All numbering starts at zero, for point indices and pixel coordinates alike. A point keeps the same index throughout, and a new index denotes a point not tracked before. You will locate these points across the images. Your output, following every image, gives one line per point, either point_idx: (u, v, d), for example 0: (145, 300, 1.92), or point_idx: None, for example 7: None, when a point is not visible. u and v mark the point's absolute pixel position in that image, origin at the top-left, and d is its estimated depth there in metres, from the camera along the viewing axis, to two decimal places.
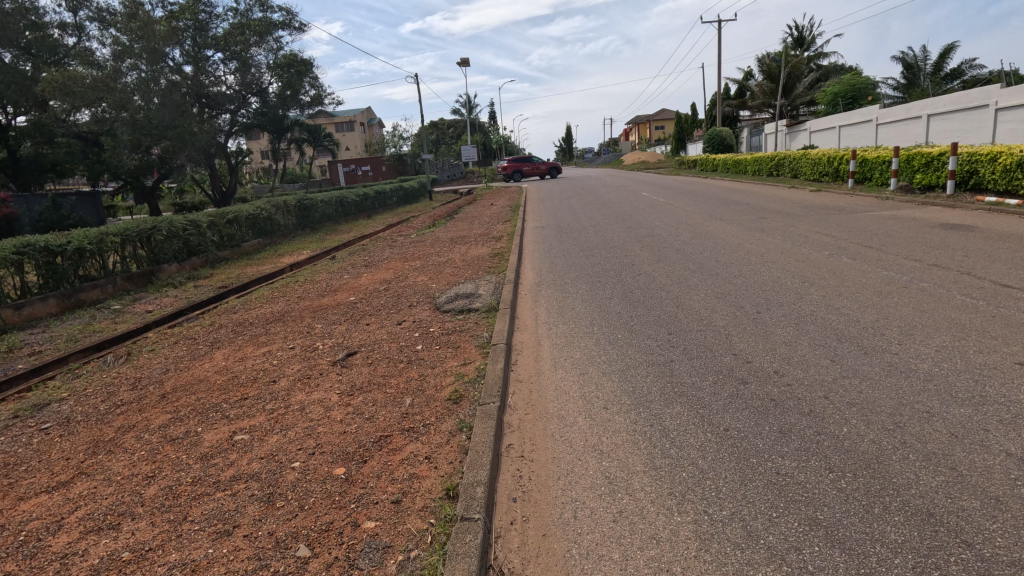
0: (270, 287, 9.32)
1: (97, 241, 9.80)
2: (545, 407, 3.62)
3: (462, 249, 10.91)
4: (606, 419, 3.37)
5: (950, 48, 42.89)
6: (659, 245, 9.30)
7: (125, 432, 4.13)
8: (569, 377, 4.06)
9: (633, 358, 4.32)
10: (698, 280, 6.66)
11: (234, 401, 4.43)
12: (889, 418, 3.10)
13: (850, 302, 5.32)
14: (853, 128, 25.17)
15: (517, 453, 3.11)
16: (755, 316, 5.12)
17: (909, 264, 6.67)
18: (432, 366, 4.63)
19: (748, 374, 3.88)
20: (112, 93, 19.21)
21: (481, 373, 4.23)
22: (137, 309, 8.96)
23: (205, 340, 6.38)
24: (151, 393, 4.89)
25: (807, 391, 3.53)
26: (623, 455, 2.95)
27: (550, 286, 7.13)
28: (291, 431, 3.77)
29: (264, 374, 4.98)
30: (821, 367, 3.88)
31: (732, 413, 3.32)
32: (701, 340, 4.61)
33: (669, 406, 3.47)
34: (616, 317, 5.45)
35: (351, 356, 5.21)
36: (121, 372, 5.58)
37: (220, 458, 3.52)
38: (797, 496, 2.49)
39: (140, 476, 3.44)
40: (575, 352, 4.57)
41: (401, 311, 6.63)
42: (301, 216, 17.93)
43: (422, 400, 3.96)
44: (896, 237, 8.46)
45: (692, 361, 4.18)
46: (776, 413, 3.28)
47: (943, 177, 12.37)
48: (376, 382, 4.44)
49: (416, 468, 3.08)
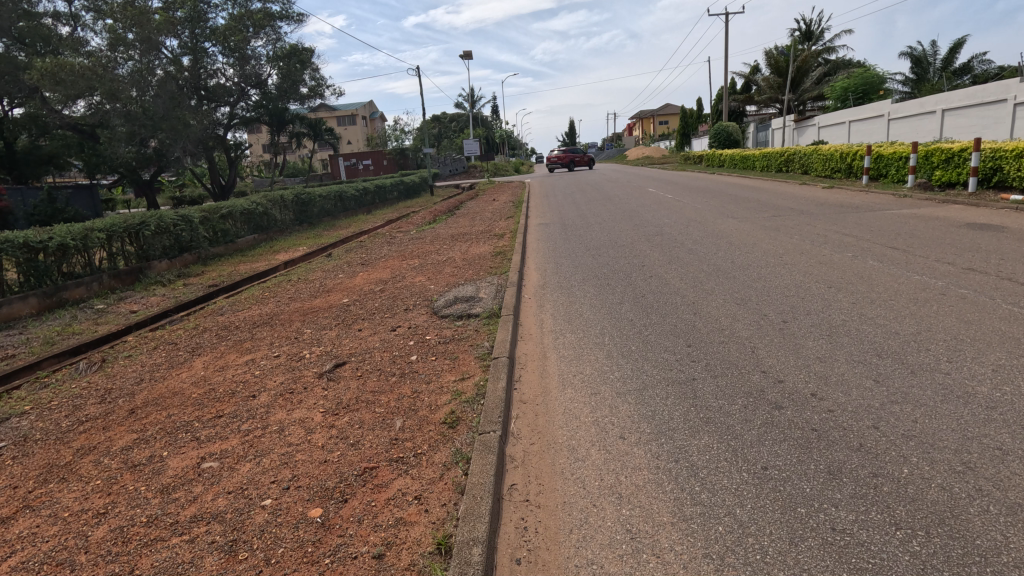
0: (261, 287, 8.88)
1: (81, 238, 9.35)
2: (553, 436, 3.17)
3: (462, 247, 10.45)
4: (625, 451, 2.93)
5: (960, 42, 42.32)
6: (669, 244, 8.84)
7: (83, 455, 3.70)
8: (579, 399, 3.61)
9: (651, 376, 3.87)
10: (716, 284, 6.20)
11: (207, 420, 4.00)
12: (955, 457, 2.65)
13: (885, 311, 4.86)
14: (864, 123, 24.61)
15: (522, 497, 2.67)
16: (781, 327, 4.67)
17: (942, 267, 6.21)
18: (427, 380, 4.20)
19: (781, 397, 3.42)
20: (103, 82, 18.64)
21: (480, 392, 3.78)
22: (121, 309, 8.54)
23: (187, 346, 5.96)
24: (120, 408, 4.47)
25: (852, 419, 3.09)
26: (647, 502, 2.51)
27: (555, 289, 6.68)
28: (266, 458, 3.35)
29: (243, 388, 4.55)
30: (864, 389, 3.43)
31: (770, 446, 2.88)
32: (723, 355, 4.14)
33: (695, 436, 3.02)
34: (628, 325, 5.01)
35: (339, 366, 4.78)
36: (91, 383, 5.14)
37: (182, 492, 3.09)
38: (862, 563, 2.07)
39: (91, 512, 3.01)
40: (585, 367, 4.13)
41: (395, 314, 6.19)
42: (299, 211, 17.49)
43: (414, 423, 3.53)
44: (922, 237, 8.00)
45: (717, 379, 3.73)
46: (818, 446, 2.85)
47: (965, 174, 11.85)
48: (365, 400, 4.00)
49: (403, 512, 2.65)
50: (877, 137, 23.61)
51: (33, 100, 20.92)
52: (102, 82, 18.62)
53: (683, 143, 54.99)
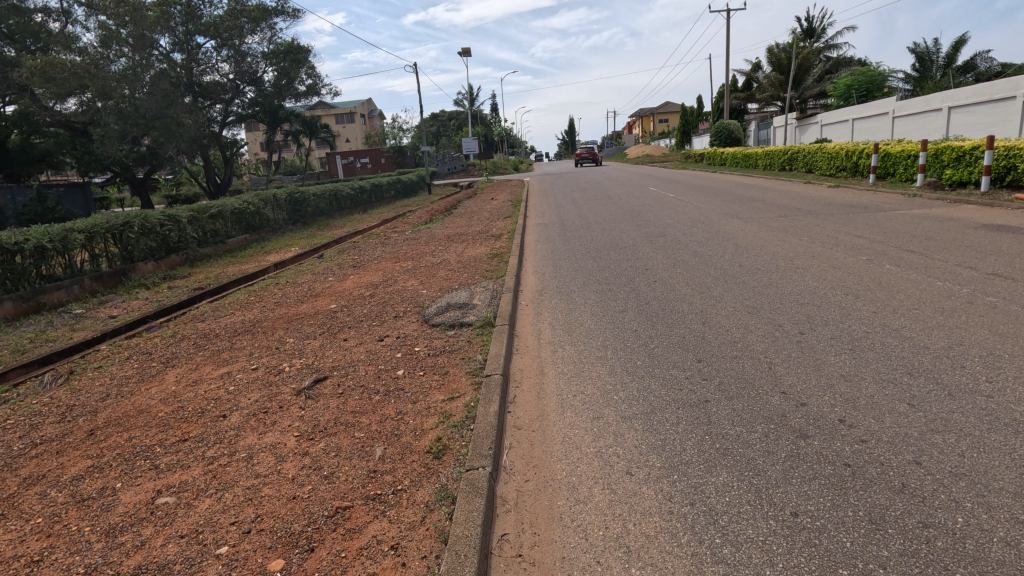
0: (247, 291, 8.51)
1: (60, 239, 8.95)
2: (551, 471, 2.81)
3: (458, 249, 10.06)
4: (633, 493, 2.57)
5: (962, 40, 42.02)
6: (672, 246, 8.49)
7: (29, 485, 3.34)
8: (581, 424, 3.25)
9: (659, 397, 3.49)
10: (723, 290, 5.86)
11: (170, 444, 3.62)
12: (1015, 502, 2.30)
13: (911, 322, 4.50)
14: (867, 121, 24.25)
15: (514, 552, 2.32)
16: (798, 340, 4.29)
17: (964, 272, 5.85)
18: (411, 401, 3.82)
19: (807, 424, 3.05)
20: (95, 80, 18.16)
21: (470, 415, 3.42)
22: (100, 314, 8.15)
23: (161, 357, 5.59)
24: (78, 429, 4.08)
25: (889, 452, 2.72)
26: (660, 560, 2.15)
27: (554, 295, 6.33)
28: (228, 493, 2.98)
29: (214, 406, 4.17)
30: (898, 416, 3.06)
31: (799, 487, 2.51)
32: (739, 373, 3.78)
33: (711, 473, 2.67)
34: (632, 337, 4.64)
35: (320, 382, 4.40)
36: (54, 398, 4.76)
37: (129, 535, 2.73)
38: None
39: (23, 559, 2.64)
40: (586, 387, 3.75)
41: (384, 322, 5.82)
42: (293, 210, 17.12)
43: (396, 451, 3.18)
44: (938, 239, 7.64)
45: (733, 402, 3.36)
46: (855, 486, 2.49)
47: (978, 173, 11.48)
48: (344, 423, 3.63)
49: (376, 566, 2.29)
50: (881, 135, 23.23)
51: (24, 98, 20.49)
52: (95, 80, 18.15)
53: (684, 142, 54.68)
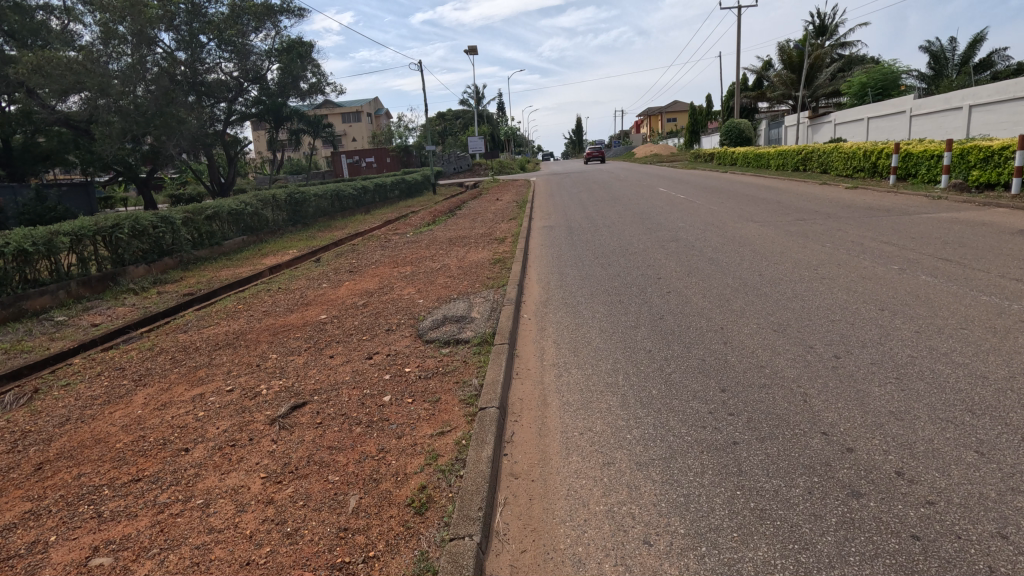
0: (237, 297, 8.11)
1: (45, 241, 8.56)
2: (552, 538, 2.36)
3: (460, 253, 9.60)
4: (653, 572, 2.11)
5: (978, 39, 41.27)
6: (686, 252, 8.02)
7: None
8: (589, 473, 2.78)
9: (682, 438, 3.01)
10: (743, 302, 5.39)
11: (120, 486, 3.19)
12: None
13: (962, 345, 3.99)
14: (883, 119, 23.57)
15: None
16: (833, 366, 3.80)
17: (1008, 284, 5.35)
18: (396, 436, 3.36)
19: (856, 477, 2.57)
20: (92, 76, 17.82)
21: (460, 459, 2.96)
22: (82, 322, 7.74)
23: (134, 373, 5.16)
24: (26, 462, 3.65)
25: (964, 520, 2.24)
26: None
27: (560, 307, 5.88)
28: (173, 555, 2.53)
29: (177, 437, 3.72)
30: (967, 468, 2.56)
31: (860, 571, 2.03)
32: (770, 407, 3.29)
33: (748, 545, 2.19)
34: (645, 359, 4.18)
35: (298, 409, 3.94)
36: (9, 422, 4.34)
37: None
38: None
39: None
40: (594, 422, 3.28)
41: (375, 337, 5.37)
42: (294, 211, 16.73)
43: (371, 503, 2.71)
44: (974, 246, 7.12)
45: (767, 446, 2.88)
46: (930, 570, 2.01)
47: (1007, 174, 10.89)
48: (319, 461, 3.19)
49: None
50: (898, 134, 22.56)
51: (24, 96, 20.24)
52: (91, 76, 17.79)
53: (693, 142, 53.98)
